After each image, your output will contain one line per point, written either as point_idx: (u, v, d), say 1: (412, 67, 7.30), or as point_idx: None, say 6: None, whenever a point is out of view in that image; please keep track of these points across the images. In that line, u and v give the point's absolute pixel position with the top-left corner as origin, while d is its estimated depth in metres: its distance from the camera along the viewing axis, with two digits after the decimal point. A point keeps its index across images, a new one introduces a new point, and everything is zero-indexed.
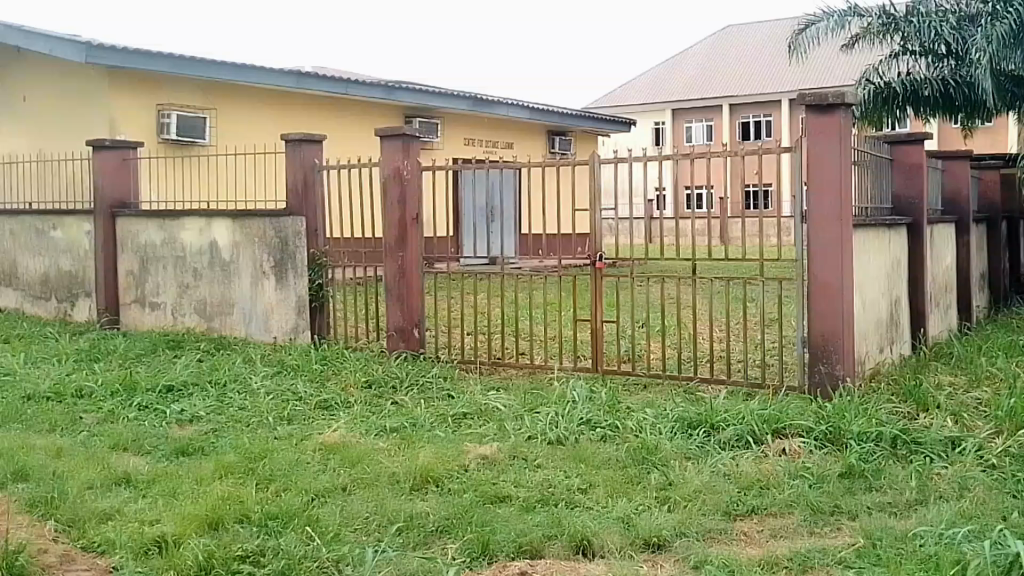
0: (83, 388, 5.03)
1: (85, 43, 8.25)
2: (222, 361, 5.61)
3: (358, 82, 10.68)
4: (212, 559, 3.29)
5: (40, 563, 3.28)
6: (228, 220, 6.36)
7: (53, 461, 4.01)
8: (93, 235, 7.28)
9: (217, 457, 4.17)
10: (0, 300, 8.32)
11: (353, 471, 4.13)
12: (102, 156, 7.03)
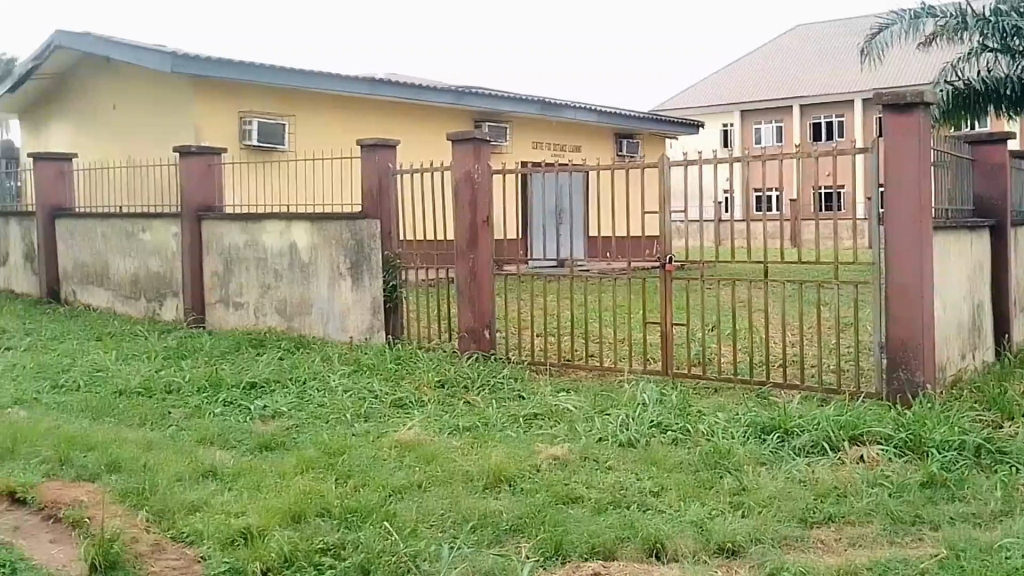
0: (172, 385, 5.25)
1: (172, 55, 8.70)
2: (300, 359, 5.78)
3: (426, 88, 10.91)
4: (295, 551, 3.39)
5: (134, 551, 3.43)
6: (307, 223, 6.53)
7: (145, 453, 4.20)
8: (179, 238, 7.59)
9: (298, 452, 4.29)
10: (93, 299, 8.73)
11: (427, 469, 4.20)
12: (188, 161, 7.31)
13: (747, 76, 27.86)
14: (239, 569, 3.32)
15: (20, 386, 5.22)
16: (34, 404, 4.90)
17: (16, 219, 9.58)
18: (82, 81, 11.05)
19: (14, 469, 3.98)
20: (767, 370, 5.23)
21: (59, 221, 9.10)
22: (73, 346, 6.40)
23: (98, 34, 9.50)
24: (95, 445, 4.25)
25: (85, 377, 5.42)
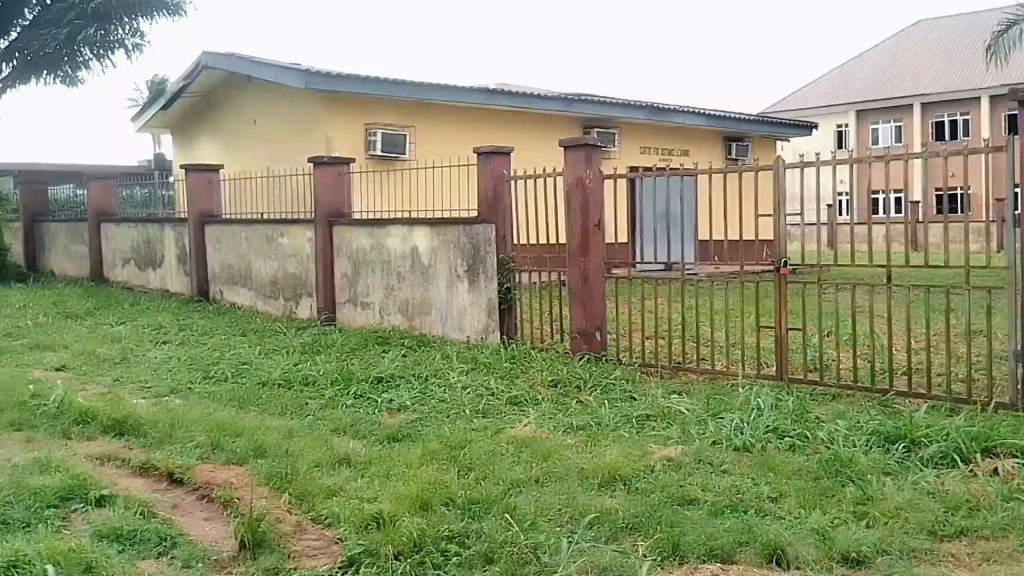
0: (307, 377, 5.64)
1: (305, 71, 9.45)
2: (422, 356, 6.07)
3: (536, 96, 11.30)
4: (424, 537, 3.57)
5: (278, 530, 3.71)
6: (428, 228, 6.87)
7: (286, 440, 4.54)
8: (313, 243, 8.09)
9: (423, 444, 4.53)
10: (236, 297, 9.36)
11: (544, 465, 4.32)
12: (321, 170, 7.81)
13: (862, 77, 26.92)
14: (372, 551, 3.52)
15: (177, 376, 5.74)
16: (189, 392, 5.38)
17: (170, 225, 10.33)
18: (228, 97, 12.24)
19: (173, 450, 4.39)
20: (892, 378, 5.05)
21: (207, 227, 9.76)
22: (222, 341, 6.97)
23: (241, 55, 10.44)
24: (242, 431, 4.62)
25: (230, 369, 5.89)
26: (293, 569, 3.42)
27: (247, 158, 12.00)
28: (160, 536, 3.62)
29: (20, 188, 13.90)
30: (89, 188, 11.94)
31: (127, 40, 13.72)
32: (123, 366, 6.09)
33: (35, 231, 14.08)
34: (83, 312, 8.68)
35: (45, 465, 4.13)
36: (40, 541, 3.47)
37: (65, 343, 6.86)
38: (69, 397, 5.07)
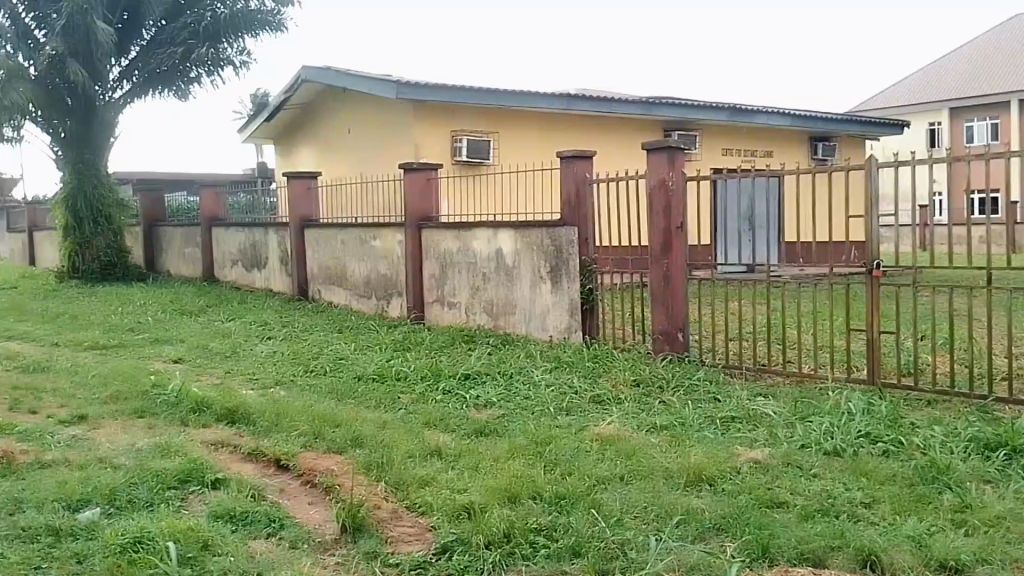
0: (400, 372, 5.90)
1: (395, 81, 9.91)
2: (507, 355, 6.24)
3: (619, 101, 11.44)
4: (513, 529, 3.69)
5: (375, 516, 3.92)
6: (511, 231, 7.02)
7: (381, 432, 4.78)
8: (403, 246, 8.40)
9: (510, 440, 4.69)
10: (332, 296, 9.80)
11: (629, 463, 4.40)
12: (410, 176, 8.09)
13: (957, 74, 25.70)
14: (464, 540, 3.67)
15: (280, 369, 6.12)
16: (292, 384, 5.72)
17: (273, 228, 10.91)
18: (325, 108, 12.96)
19: (279, 439, 4.71)
20: (992, 384, 4.85)
21: (306, 230, 10.26)
22: (321, 336, 7.35)
23: (338, 68, 11.06)
24: (341, 423, 4.90)
25: (328, 364, 6.22)
26: (390, 554, 3.61)
27: (343, 166, 12.68)
28: (269, 518, 3.90)
29: (143, 197, 15.03)
30: (201, 195, 12.81)
31: (235, 57, 14.08)
32: (233, 359, 6.53)
33: (153, 235, 15.07)
34: (196, 308, 9.29)
35: (167, 450, 4.52)
36: (164, 519, 3.81)
37: (181, 337, 7.42)
38: (186, 387, 5.50)
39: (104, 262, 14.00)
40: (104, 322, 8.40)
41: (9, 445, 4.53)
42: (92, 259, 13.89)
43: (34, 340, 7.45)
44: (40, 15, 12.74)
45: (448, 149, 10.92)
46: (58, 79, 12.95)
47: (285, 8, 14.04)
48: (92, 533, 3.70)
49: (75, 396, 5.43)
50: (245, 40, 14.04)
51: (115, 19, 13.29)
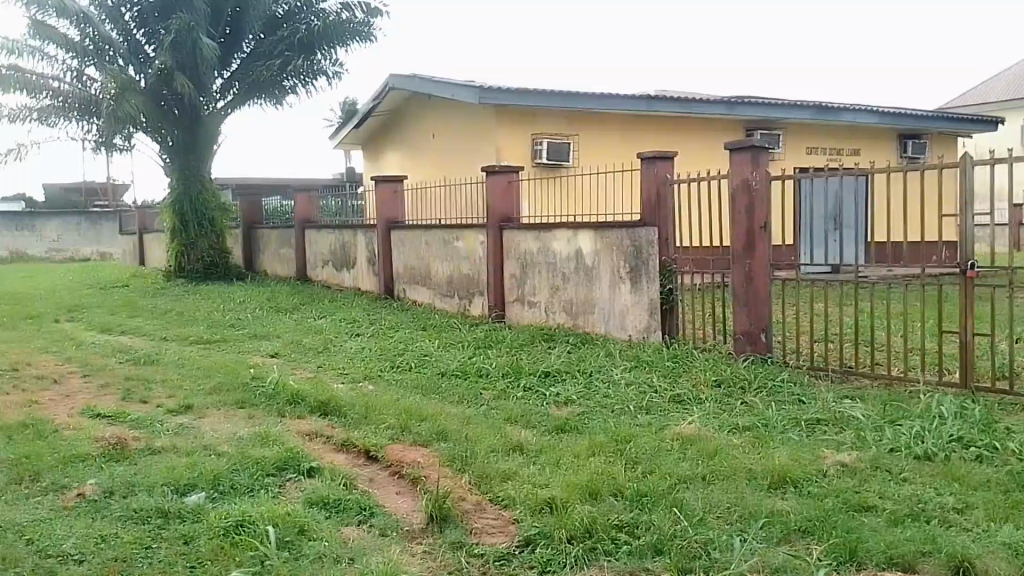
0: (482, 369, 6.07)
1: (478, 87, 10.25)
2: (587, 353, 6.31)
3: (701, 101, 11.50)
4: (595, 525, 3.74)
5: (460, 508, 4.05)
6: (591, 231, 7.07)
7: (464, 427, 4.94)
8: (484, 246, 8.58)
9: (591, 437, 4.77)
10: (416, 295, 10.05)
11: (711, 463, 4.40)
12: (493, 179, 8.25)
13: None
14: (546, 533, 3.75)
15: (369, 364, 6.38)
16: (379, 378, 5.97)
17: (362, 230, 11.27)
18: (411, 114, 13.53)
19: (368, 431, 4.93)
20: None
21: (393, 232, 10.58)
22: (407, 334, 7.58)
23: (422, 76, 11.47)
24: (426, 417, 5.09)
25: (414, 360, 6.45)
26: (476, 545, 3.72)
27: (428, 169, 13.26)
28: (360, 507, 4.09)
29: (242, 201, 15.64)
30: (295, 199, 13.32)
31: (328, 67, 14.41)
32: (325, 354, 6.85)
33: (251, 236, 15.64)
34: (290, 306, 9.73)
35: (265, 439, 4.81)
36: (263, 504, 4.05)
37: (277, 333, 7.83)
38: (282, 380, 5.82)
39: (207, 262, 14.57)
40: (206, 319, 8.95)
41: (123, 432, 4.92)
42: (196, 260, 14.48)
43: (145, 334, 8.03)
44: (150, 31, 13.38)
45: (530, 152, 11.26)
46: (167, 91, 13.38)
47: (375, 18, 14.27)
48: (198, 516, 3.96)
49: (183, 387, 5.83)
50: (337, 50, 14.36)
51: (218, 34, 13.79)
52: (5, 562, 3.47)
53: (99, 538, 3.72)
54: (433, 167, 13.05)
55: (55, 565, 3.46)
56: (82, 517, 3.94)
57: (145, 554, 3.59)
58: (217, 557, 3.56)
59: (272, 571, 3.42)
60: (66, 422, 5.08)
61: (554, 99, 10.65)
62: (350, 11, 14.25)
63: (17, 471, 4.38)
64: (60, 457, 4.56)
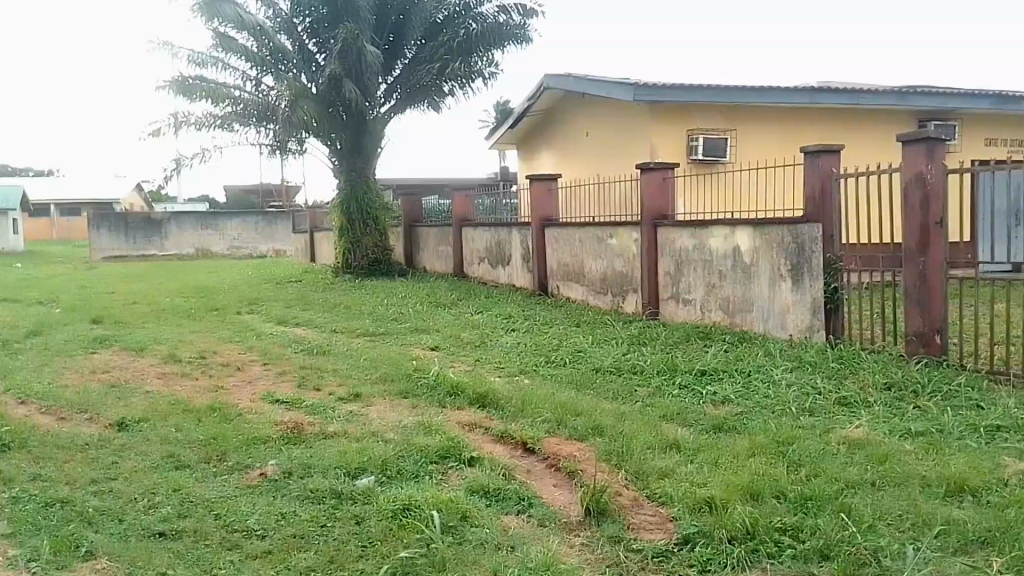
0: (637, 366, 6.30)
1: (632, 85, 10.58)
2: (745, 351, 6.42)
3: (869, 91, 11.31)
4: (758, 526, 3.67)
5: (618, 502, 4.06)
6: (749, 228, 7.08)
7: (619, 422, 5.04)
8: (639, 243, 8.66)
9: (751, 437, 4.76)
10: (569, 292, 10.24)
11: (880, 468, 4.24)
12: (648, 176, 8.27)
13: None
14: (707, 532, 3.70)
15: (525, 359, 6.73)
16: (535, 373, 6.30)
17: (517, 228, 11.54)
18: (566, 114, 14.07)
19: (525, 423, 5.11)
20: None
21: (547, 229, 10.76)
22: (562, 330, 7.93)
23: (577, 75, 11.81)
24: (582, 412, 5.21)
25: (567, 356, 6.74)
26: (634, 540, 3.72)
27: (581, 168, 13.69)
28: (519, 496, 4.18)
29: (404, 201, 15.94)
30: (454, 198, 13.63)
31: (484, 69, 14.45)
32: (482, 348, 7.25)
33: (412, 235, 15.93)
34: (449, 301, 10.11)
35: (428, 428, 5.05)
36: (428, 490, 4.21)
37: (434, 328, 8.31)
38: (442, 372, 6.19)
39: (371, 260, 14.91)
40: (372, 312, 9.55)
41: (299, 417, 5.33)
42: (362, 257, 14.85)
43: (318, 327, 8.71)
44: (321, 41, 13.78)
45: (686, 149, 11.51)
46: (337, 99, 13.61)
47: (530, 20, 14.18)
48: (368, 498, 4.16)
49: (351, 376, 6.36)
50: (494, 52, 14.35)
51: (382, 41, 14.11)
52: (198, 534, 3.76)
53: (280, 515, 3.97)
54: (586, 165, 13.52)
55: (240, 539, 3.72)
56: (264, 495, 4.22)
57: (320, 533, 3.80)
58: (387, 538, 3.73)
59: (437, 554, 3.54)
60: (250, 407, 5.59)
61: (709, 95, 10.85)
62: (506, 14, 14.22)
63: (207, 450, 4.78)
64: (244, 438, 4.95)
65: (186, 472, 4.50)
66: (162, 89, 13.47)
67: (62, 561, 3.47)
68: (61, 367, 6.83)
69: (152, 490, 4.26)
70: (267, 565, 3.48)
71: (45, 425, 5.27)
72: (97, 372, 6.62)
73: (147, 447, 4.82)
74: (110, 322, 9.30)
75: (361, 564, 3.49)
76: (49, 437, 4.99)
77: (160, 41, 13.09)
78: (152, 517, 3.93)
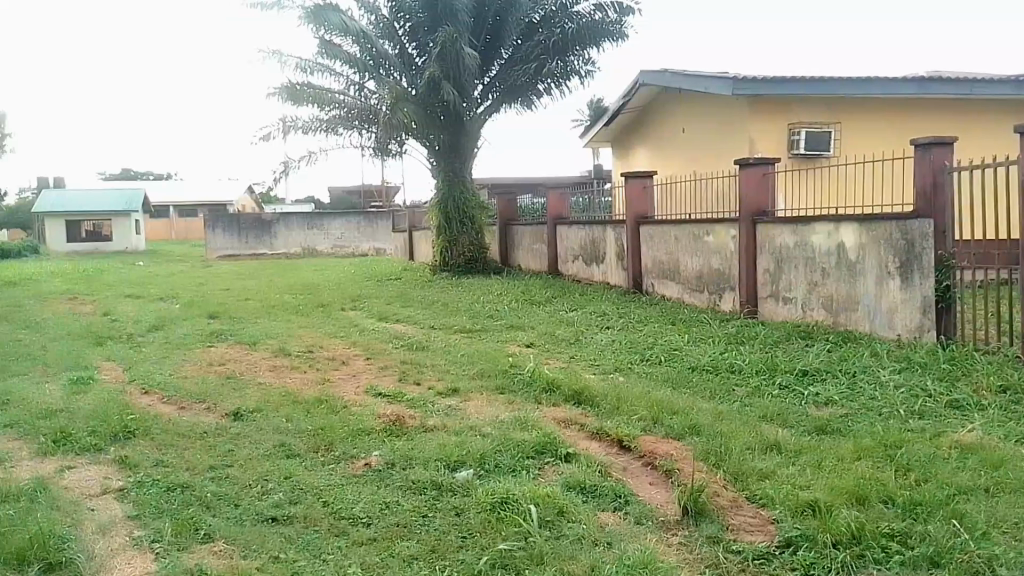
0: (734, 365, 6.26)
1: (731, 78, 10.49)
2: (850, 351, 6.33)
3: (984, 80, 10.87)
4: (864, 531, 3.55)
5: (716, 503, 4.01)
6: (855, 225, 6.89)
7: (717, 422, 5.01)
8: (737, 240, 8.50)
9: (856, 440, 4.65)
10: (664, 289, 10.17)
11: (995, 474, 4.05)
12: (747, 172, 8.12)
13: None
14: (809, 536, 3.59)
15: (619, 357, 6.82)
16: (629, 371, 6.38)
17: (611, 225, 11.52)
18: (658, 110, 14.09)
19: (621, 421, 5.13)
20: None
21: (642, 227, 10.70)
22: (657, 328, 7.94)
23: (672, 71, 11.73)
24: (678, 411, 5.21)
25: (663, 354, 6.78)
26: (733, 541, 3.65)
27: (675, 166, 13.62)
28: (615, 493, 4.19)
29: (499, 200, 16.17)
30: (549, 197, 13.79)
31: (581, 67, 14.43)
32: (577, 346, 7.34)
33: (507, 234, 16.12)
34: (544, 299, 10.20)
35: (524, 423, 5.16)
36: (525, 485, 4.27)
37: (528, 325, 8.44)
38: (537, 369, 6.31)
39: (469, 257, 15.19)
40: (469, 309, 9.75)
41: (401, 411, 5.54)
42: (459, 254, 15.15)
43: (417, 323, 8.99)
44: (420, 44, 14.03)
45: (786, 143, 11.38)
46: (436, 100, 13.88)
47: (628, 17, 14.02)
48: (467, 491, 4.25)
49: (448, 372, 6.57)
50: (591, 51, 14.30)
51: (479, 42, 14.28)
52: (307, 521, 3.94)
53: (384, 505, 4.12)
54: (679, 160, 13.48)
55: (347, 526, 3.88)
56: (368, 484, 4.39)
57: (422, 522, 3.92)
58: (486, 530, 3.80)
59: (534, 548, 3.59)
60: (355, 400, 5.85)
61: (812, 88, 10.67)
62: (602, 12, 14.10)
63: (315, 441, 5.01)
64: (350, 430, 5.17)
65: (296, 461, 4.73)
66: (272, 95, 14.11)
67: (184, 543, 3.71)
68: (182, 359, 7.31)
69: (265, 477, 4.50)
70: (373, 552, 3.61)
71: (167, 413, 5.66)
72: (213, 365, 7.06)
73: (260, 437, 5.10)
74: (225, 317, 9.92)
75: (461, 554, 3.57)
76: (171, 426, 5.35)
77: (270, 50, 13.71)
78: (264, 503, 4.15)
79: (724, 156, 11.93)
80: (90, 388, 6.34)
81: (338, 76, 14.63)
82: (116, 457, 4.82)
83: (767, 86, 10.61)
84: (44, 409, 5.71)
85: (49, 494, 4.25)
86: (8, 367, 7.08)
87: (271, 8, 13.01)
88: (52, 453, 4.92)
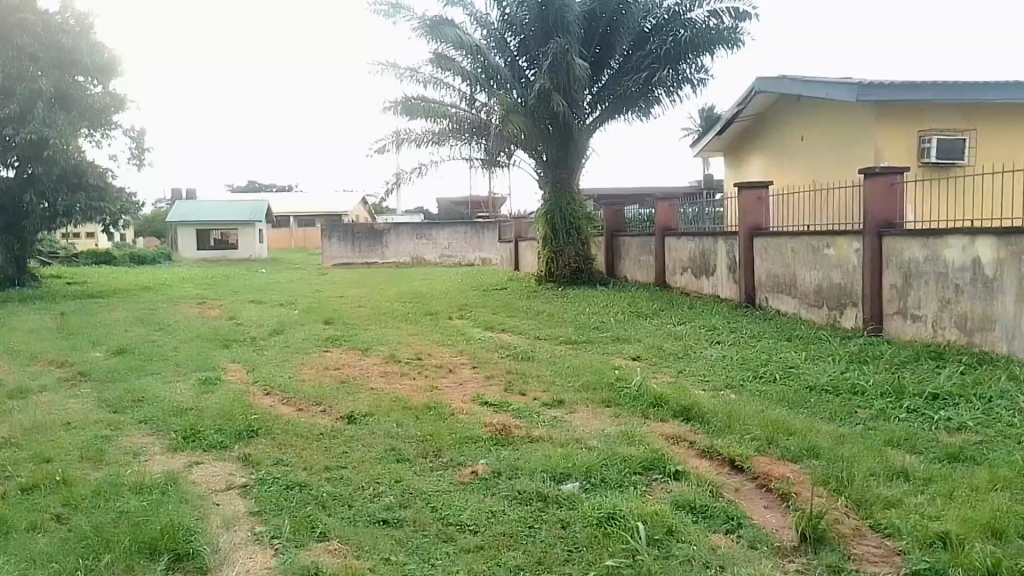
0: (857, 387, 5.96)
1: (857, 84, 9.95)
2: (984, 375, 5.90)
3: None
4: (1002, 566, 3.28)
5: (836, 530, 3.77)
6: (993, 238, 6.44)
7: (838, 445, 4.79)
8: (861, 253, 8.09)
9: (991, 468, 4.35)
10: (781, 304, 9.80)
11: None
12: (872, 181, 7.74)
13: None
14: (939, 570, 3.34)
15: (730, 373, 6.64)
16: (741, 388, 6.21)
17: (722, 237, 11.25)
18: (773, 117, 13.74)
19: (732, 441, 5.00)
20: None
21: (756, 238, 10.37)
22: (771, 344, 7.65)
23: (791, 77, 11.34)
24: (794, 433, 5.03)
25: (777, 372, 6.56)
26: (855, 571, 3.42)
27: (792, 172, 13.18)
28: (727, 515, 4.00)
29: (607, 211, 16.04)
30: (657, 208, 13.59)
31: (693, 75, 14.25)
32: (685, 360, 7.22)
33: (613, 245, 15.95)
34: (651, 312, 10.06)
35: (631, 439, 5.11)
36: (632, 500, 4.17)
37: (635, 337, 8.36)
38: (644, 383, 6.26)
39: (574, 268, 15.13)
40: (575, 320, 9.75)
41: (507, 420, 5.61)
42: (564, 266, 15.12)
43: (523, 334, 9.05)
44: (530, 55, 14.19)
45: (913, 153, 10.86)
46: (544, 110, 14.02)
47: (745, 22, 13.61)
48: (573, 504, 4.19)
49: (554, 383, 6.58)
50: (705, 58, 14.04)
51: (590, 53, 14.30)
52: (416, 525, 4.00)
53: (490, 512, 4.12)
54: (795, 169, 13.06)
55: (456, 532, 3.91)
56: (475, 492, 4.41)
57: (529, 533, 3.89)
58: (593, 545, 3.72)
59: (643, 566, 3.49)
60: (462, 407, 5.97)
61: (945, 93, 10.08)
62: (718, 18, 13.71)
63: (425, 446, 5.13)
64: (457, 438, 5.26)
65: (406, 465, 4.85)
66: (388, 108, 14.56)
67: (300, 540, 3.86)
68: (300, 363, 7.67)
69: (377, 479, 4.63)
70: (479, 559, 3.62)
71: (286, 414, 5.95)
72: (329, 368, 7.37)
73: (371, 440, 5.27)
74: (340, 322, 10.33)
75: (568, 568, 3.52)
76: (290, 426, 5.61)
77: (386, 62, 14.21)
78: (376, 505, 4.25)
79: (846, 166, 11.46)
80: (216, 388, 6.75)
81: (451, 88, 15.01)
82: (241, 454, 5.11)
83: (895, 91, 10.02)
84: (176, 406, 6.12)
85: (179, 487, 4.54)
86: (148, 365, 7.65)
87: (390, 18, 13.47)
88: (182, 449, 5.25)
